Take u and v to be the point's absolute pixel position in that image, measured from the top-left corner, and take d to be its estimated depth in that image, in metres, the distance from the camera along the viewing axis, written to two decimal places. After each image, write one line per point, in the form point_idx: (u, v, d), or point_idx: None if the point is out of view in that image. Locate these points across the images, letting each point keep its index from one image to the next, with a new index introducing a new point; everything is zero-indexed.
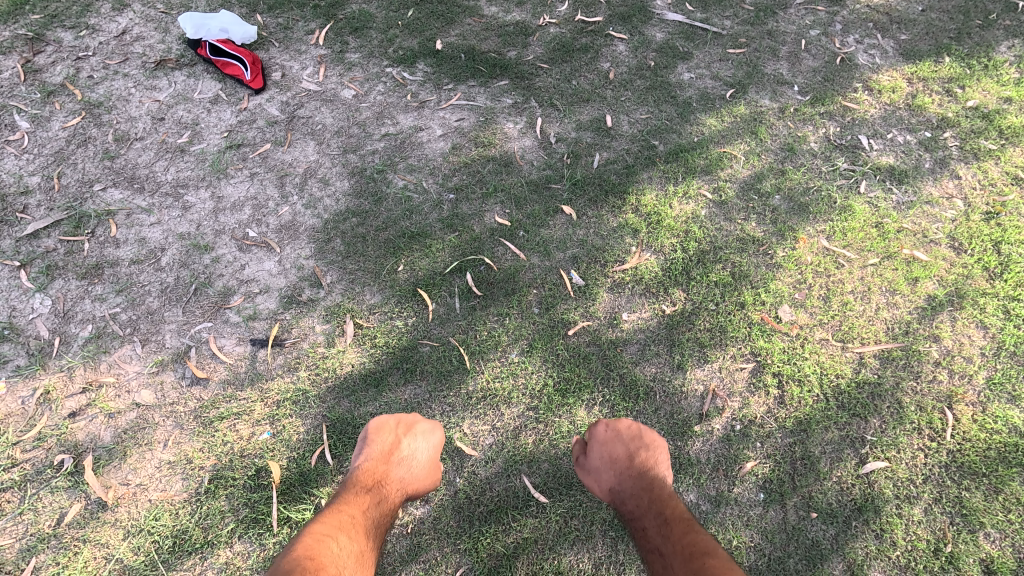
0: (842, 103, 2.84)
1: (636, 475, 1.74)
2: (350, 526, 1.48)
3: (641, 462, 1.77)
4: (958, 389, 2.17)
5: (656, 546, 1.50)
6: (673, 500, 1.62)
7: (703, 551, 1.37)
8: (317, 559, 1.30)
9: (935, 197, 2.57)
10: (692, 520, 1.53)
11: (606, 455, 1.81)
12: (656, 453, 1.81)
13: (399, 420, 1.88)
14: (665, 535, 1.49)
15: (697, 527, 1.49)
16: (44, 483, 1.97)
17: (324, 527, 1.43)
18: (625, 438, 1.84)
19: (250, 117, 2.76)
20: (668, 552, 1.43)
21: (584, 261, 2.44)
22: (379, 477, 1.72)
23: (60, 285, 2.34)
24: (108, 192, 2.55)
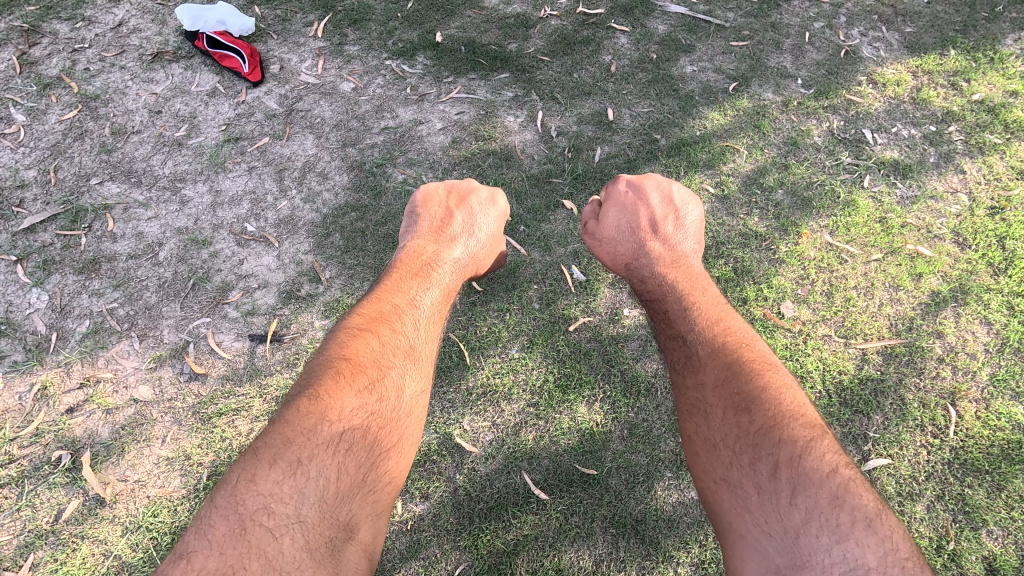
0: (847, 96, 2.77)
1: (655, 249, 1.98)
2: (395, 320, 1.63)
3: (660, 236, 2.01)
4: (961, 386, 2.16)
5: (680, 332, 1.66)
6: (695, 279, 1.86)
7: (735, 347, 1.53)
8: (355, 360, 1.44)
9: (939, 191, 2.53)
10: (718, 305, 1.73)
11: (626, 224, 2.05)
12: (677, 225, 2.04)
13: (451, 194, 2.12)
14: (690, 324, 1.64)
15: (723, 316, 1.67)
16: (42, 480, 2.01)
17: (364, 322, 1.58)
18: (649, 207, 2.06)
19: (248, 110, 2.70)
20: (693, 343, 1.59)
21: (585, 256, 2.43)
22: (433, 256, 1.95)
23: (57, 280, 2.35)
24: (105, 186, 2.53)
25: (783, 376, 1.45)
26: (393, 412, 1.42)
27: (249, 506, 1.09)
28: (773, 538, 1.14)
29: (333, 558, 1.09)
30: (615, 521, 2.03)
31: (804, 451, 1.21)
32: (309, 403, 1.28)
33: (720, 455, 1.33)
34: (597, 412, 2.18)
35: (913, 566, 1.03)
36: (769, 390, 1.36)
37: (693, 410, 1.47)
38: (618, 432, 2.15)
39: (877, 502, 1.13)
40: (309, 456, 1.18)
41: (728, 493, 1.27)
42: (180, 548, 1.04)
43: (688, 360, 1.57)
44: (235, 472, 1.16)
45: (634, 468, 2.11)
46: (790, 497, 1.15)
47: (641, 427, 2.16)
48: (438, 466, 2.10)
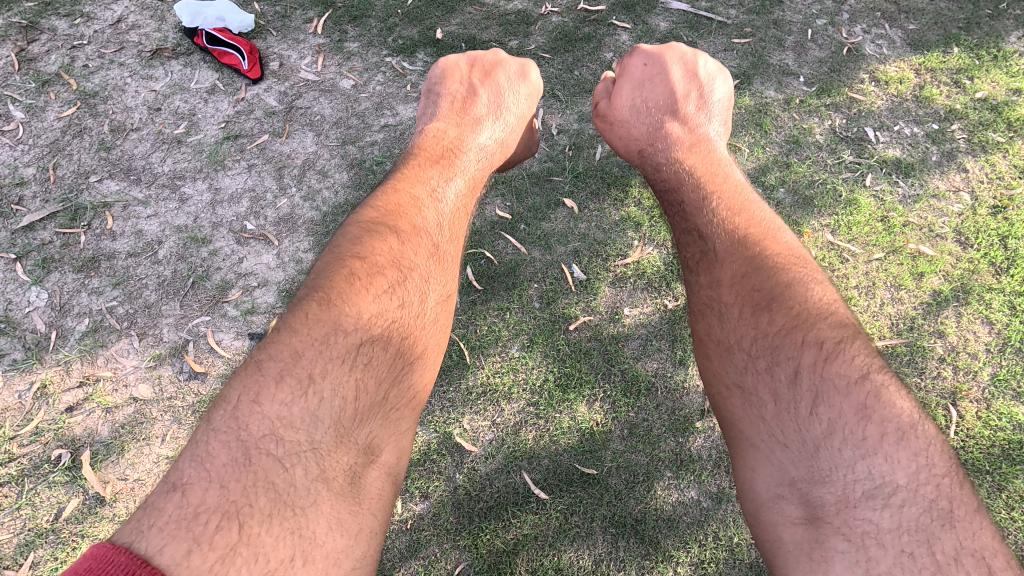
0: (849, 94, 2.73)
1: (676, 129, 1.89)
2: (412, 213, 1.57)
3: (681, 115, 1.92)
4: (963, 386, 2.15)
5: (694, 221, 1.59)
6: (716, 164, 1.77)
7: (756, 241, 1.46)
8: (368, 259, 1.38)
9: (941, 190, 2.51)
10: (739, 194, 1.65)
11: (641, 102, 1.99)
12: (699, 104, 1.95)
13: (474, 70, 2.13)
14: (707, 213, 1.58)
15: (744, 206, 1.60)
16: (42, 478, 2.03)
17: (380, 218, 1.52)
18: (671, 85, 1.98)
19: (247, 107, 2.68)
20: (710, 236, 1.52)
21: (585, 254, 2.42)
22: (457, 140, 1.92)
23: (57, 278, 2.35)
24: (104, 184, 2.52)
25: (809, 274, 1.41)
26: (414, 318, 1.37)
27: (254, 430, 1.03)
28: (790, 450, 1.12)
29: (352, 484, 1.06)
30: (615, 521, 2.02)
31: (831, 358, 1.18)
32: (319, 310, 1.23)
33: (734, 359, 1.30)
34: (597, 411, 2.17)
35: (947, 484, 1.03)
36: (791, 288, 1.33)
37: (705, 310, 1.42)
38: (618, 432, 2.15)
39: (911, 410, 1.12)
40: (323, 369, 1.13)
41: (740, 399, 1.25)
42: (174, 477, 0.98)
43: (702, 253, 1.51)
44: (237, 389, 1.09)
45: (634, 468, 2.10)
46: (813, 407, 1.14)
47: (641, 426, 2.16)
48: (438, 466, 2.09)
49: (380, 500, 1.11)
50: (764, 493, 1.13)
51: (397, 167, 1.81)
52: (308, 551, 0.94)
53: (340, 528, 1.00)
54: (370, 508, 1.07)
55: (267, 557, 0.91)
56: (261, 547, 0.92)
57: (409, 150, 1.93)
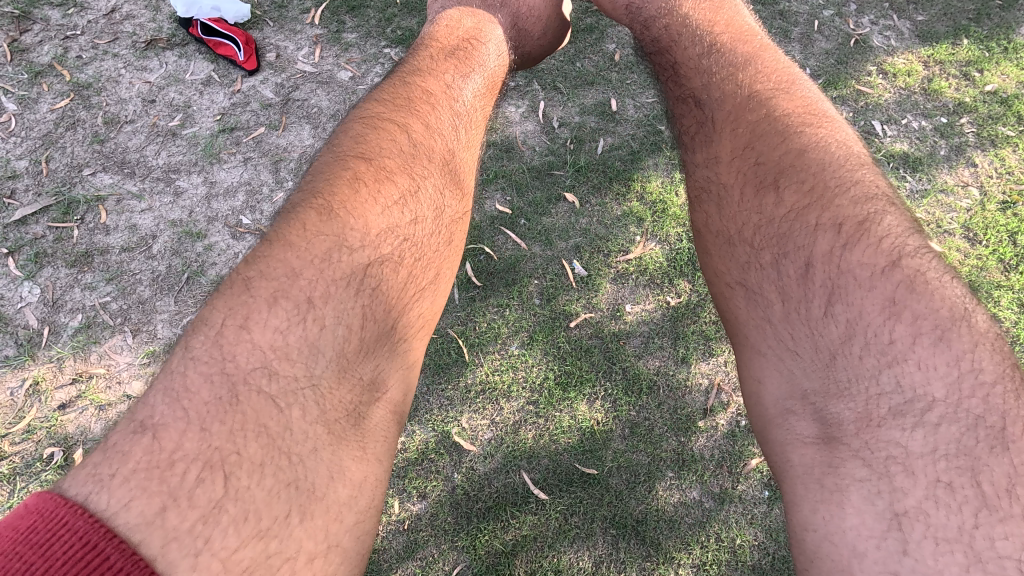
0: (856, 87, 2.65)
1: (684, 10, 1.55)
2: (429, 111, 1.26)
3: None
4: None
5: (691, 87, 1.31)
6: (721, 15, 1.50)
7: (772, 97, 1.18)
8: (376, 159, 1.09)
9: (950, 185, 2.45)
10: (744, 44, 1.36)
11: None
12: None
13: None
14: (706, 74, 1.30)
15: (752, 57, 1.32)
16: (34, 477, 1.98)
17: (390, 108, 1.23)
18: None
19: (243, 99, 2.64)
20: (710, 105, 1.23)
21: (587, 250, 2.38)
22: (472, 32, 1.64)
23: (49, 273, 2.31)
24: (98, 177, 2.48)
25: (835, 135, 1.12)
26: (428, 238, 1.07)
27: (241, 363, 0.78)
28: (803, 360, 0.89)
29: (357, 428, 0.82)
30: (616, 522, 1.98)
31: (850, 242, 0.91)
32: (321, 222, 0.94)
33: (736, 252, 1.04)
34: (598, 410, 2.13)
35: (1000, 392, 0.79)
36: (810, 154, 1.05)
37: (704, 194, 1.15)
38: (619, 431, 2.11)
39: (957, 297, 0.87)
40: (318, 289, 0.86)
41: (744, 300, 1.00)
42: (143, 415, 0.74)
43: (700, 122, 1.23)
44: (219, 311, 0.84)
45: (635, 468, 2.06)
46: (827, 307, 0.89)
47: (642, 425, 2.12)
48: (436, 465, 2.05)
49: (387, 444, 0.86)
50: (772, 409, 0.91)
51: (407, 58, 1.53)
52: (306, 507, 0.73)
53: (343, 477, 0.78)
54: (377, 450, 0.84)
55: (259, 515, 0.70)
56: (252, 504, 0.70)
57: (417, 40, 1.64)
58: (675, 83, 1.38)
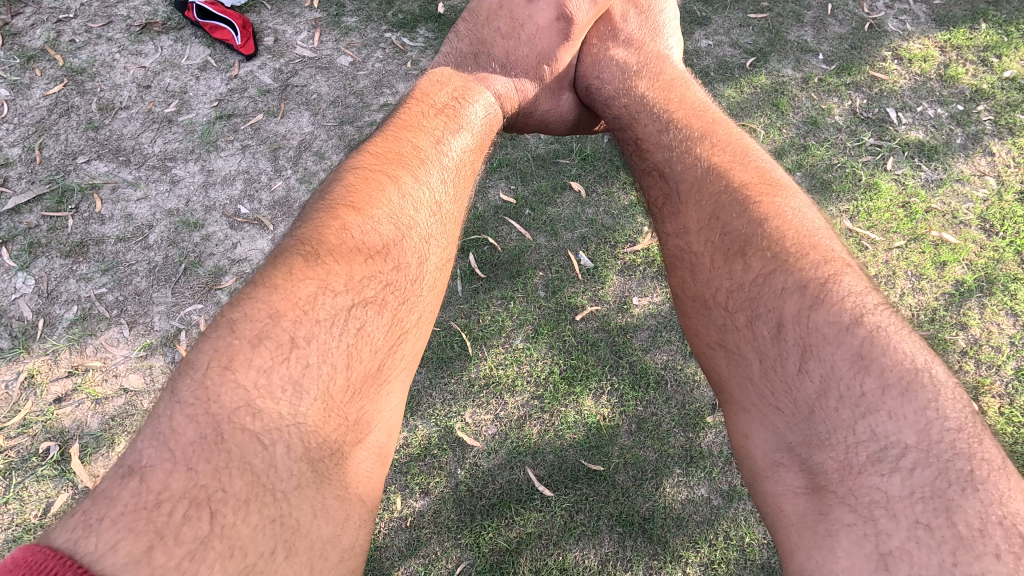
0: (870, 73, 2.58)
1: (643, 87, 1.67)
2: (416, 163, 1.31)
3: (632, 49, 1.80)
4: (985, 380, 2.05)
5: (656, 164, 1.44)
6: (670, 93, 1.64)
7: (729, 169, 1.30)
8: (365, 207, 1.14)
9: (966, 174, 2.38)
10: (695, 120, 1.50)
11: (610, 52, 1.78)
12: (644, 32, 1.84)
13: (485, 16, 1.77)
14: (665, 150, 1.44)
15: (707, 130, 1.45)
16: (30, 472, 1.93)
17: (378, 161, 1.28)
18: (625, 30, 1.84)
19: (241, 85, 2.58)
20: (677, 181, 1.35)
21: (593, 241, 2.33)
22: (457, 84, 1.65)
23: (44, 264, 2.26)
24: (92, 165, 2.42)
25: (786, 202, 1.22)
26: (411, 284, 1.12)
27: (225, 404, 0.79)
28: (784, 414, 0.95)
29: (340, 466, 0.84)
30: (623, 519, 1.92)
31: (817, 302, 0.99)
32: (307, 267, 0.98)
33: (713, 315, 1.13)
34: (604, 405, 2.08)
35: (964, 438, 0.85)
36: (769, 221, 1.15)
37: (678, 262, 1.26)
38: (626, 427, 2.05)
39: (919, 349, 0.95)
40: (307, 332, 0.90)
41: (725, 360, 1.08)
42: (130, 460, 0.74)
43: (667, 197, 1.36)
44: (204, 352, 0.85)
45: (642, 464, 2.01)
46: (802, 363, 0.96)
47: (650, 421, 2.06)
48: (438, 461, 2.00)
49: (372, 484, 0.89)
50: (762, 462, 0.96)
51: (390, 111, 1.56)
52: (291, 542, 0.74)
53: (326, 516, 0.79)
54: (360, 492, 0.86)
55: (244, 551, 0.70)
56: (237, 540, 0.70)
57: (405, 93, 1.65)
58: (640, 157, 1.52)
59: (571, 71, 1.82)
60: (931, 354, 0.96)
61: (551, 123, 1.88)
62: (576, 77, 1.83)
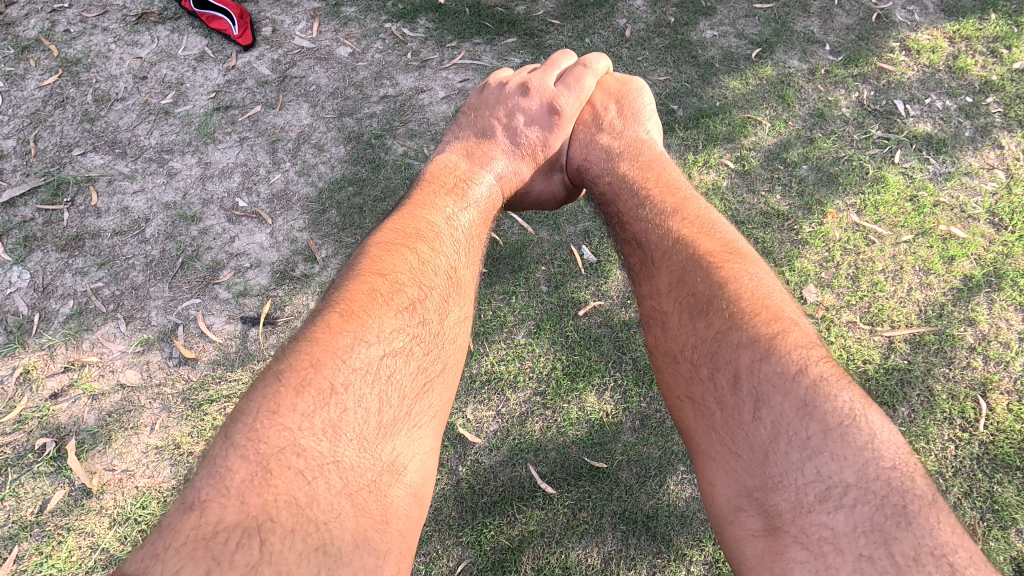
0: (877, 64, 2.54)
1: (623, 168, 1.68)
2: (435, 231, 1.41)
3: (613, 129, 1.79)
4: (993, 376, 2.04)
5: (634, 232, 1.50)
6: (649, 168, 1.67)
7: (697, 237, 1.37)
8: (385, 267, 1.24)
9: (975, 167, 2.34)
10: (670, 193, 1.56)
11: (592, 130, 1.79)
12: (625, 107, 1.82)
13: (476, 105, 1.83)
14: (642, 219, 1.50)
15: (679, 202, 1.52)
16: (26, 468, 1.93)
17: (399, 230, 1.38)
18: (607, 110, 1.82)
19: (238, 76, 2.54)
20: (651, 248, 1.42)
21: (596, 235, 2.29)
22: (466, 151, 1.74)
23: (39, 258, 2.23)
24: (88, 157, 2.39)
25: (746, 267, 1.28)
26: (434, 336, 1.20)
27: (272, 444, 0.89)
28: (745, 460, 0.98)
29: (377, 503, 0.91)
30: (626, 517, 1.89)
31: (767, 354, 1.05)
32: (341, 324, 1.08)
33: (680, 367, 1.18)
34: (607, 402, 2.05)
35: (896, 474, 0.90)
36: (730, 285, 1.21)
37: (652, 320, 1.31)
38: (630, 423, 2.02)
39: (863, 403, 1.00)
40: (342, 383, 1.00)
41: (692, 409, 1.11)
42: (191, 498, 0.83)
43: (643, 262, 1.42)
44: (254, 403, 0.95)
45: (646, 461, 1.97)
46: (756, 411, 1.00)
47: (654, 418, 2.03)
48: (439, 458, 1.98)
49: (409, 522, 0.94)
50: (725, 506, 0.97)
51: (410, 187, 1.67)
52: (336, 569, 0.79)
53: (367, 546, 0.84)
54: (398, 527, 0.91)
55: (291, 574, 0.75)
56: (284, 563, 0.76)
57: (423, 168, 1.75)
58: (622, 228, 1.57)
59: (560, 157, 1.81)
60: (869, 402, 1.02)
61: (545, 202, 1.89)
62: (565, 161, 1.83)
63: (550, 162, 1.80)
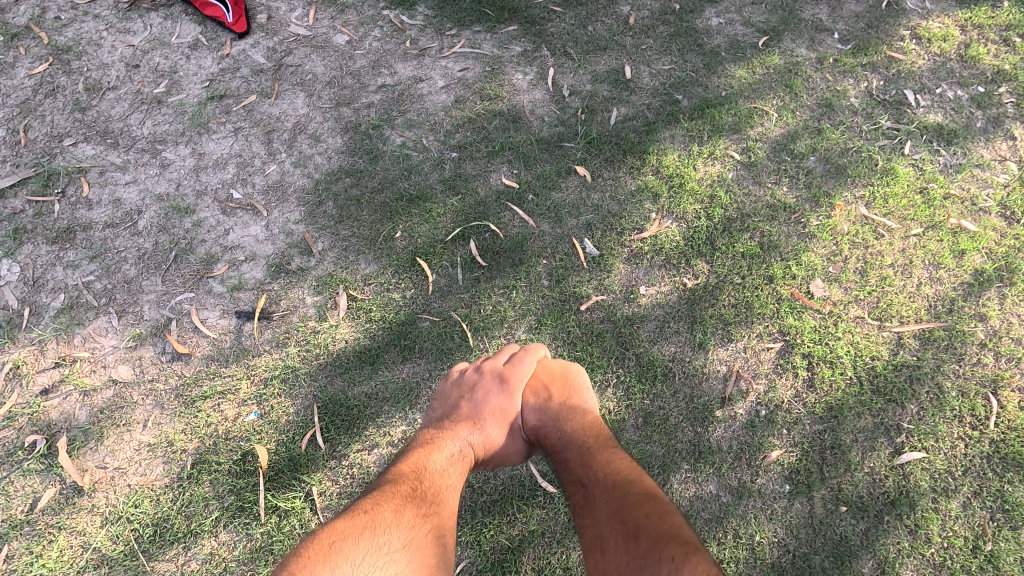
0: (887, 53, 2.48)
1: (567, 426, 1.59)
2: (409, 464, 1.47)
3: (560, 393, 1.68)
4: (1005, 373, 2.02)
5: (577, 475, 1.49)
6: (594, 427, 1.60)
7: (629, 481, 1.40)
8: (372, 502, 1.32)
9: (987, 159, 2.29)
10: (610, 442, 1.55)
11: (540, 392, 1.69)
12: (572, 384, 1.72)
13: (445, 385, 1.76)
14: (584, 463, 1.49)
15: (618, 453, 1.51)
16: (16, 466, 1.91)
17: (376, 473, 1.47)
18: (553, 376, 1.74)
19: (233, 64, 2.49)
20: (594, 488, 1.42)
21: (599, 228, 2.22)
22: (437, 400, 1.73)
23: (29, 250, 2.18)
24: (79, 147, 2.34)
25: (673, 513, 1.30)
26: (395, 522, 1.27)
27: None
28: None
29: None
30: None
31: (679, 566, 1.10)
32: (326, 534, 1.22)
33: None
34: (610, 399, 2.01)
35: None
36: (652, 520, 1.25)
37: (594, 545, 1.32)
38: (632, 421, 1.99)
39: None
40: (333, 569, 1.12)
41: None
42: None
43: (585, 499, 1.42)
44: None
45: (649, 460, 1.95)
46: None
47: (657, 415, 2.00)
48: None
49: None
50: None
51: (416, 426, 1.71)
52: None
53: None
54: None
55: None
56: None
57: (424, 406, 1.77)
58: (568, 468, 1.53)
59: (517, 419, 1.68)
60: None
61: (509, 463, 1.70)
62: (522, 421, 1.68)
63: (507, 425, 1.65)
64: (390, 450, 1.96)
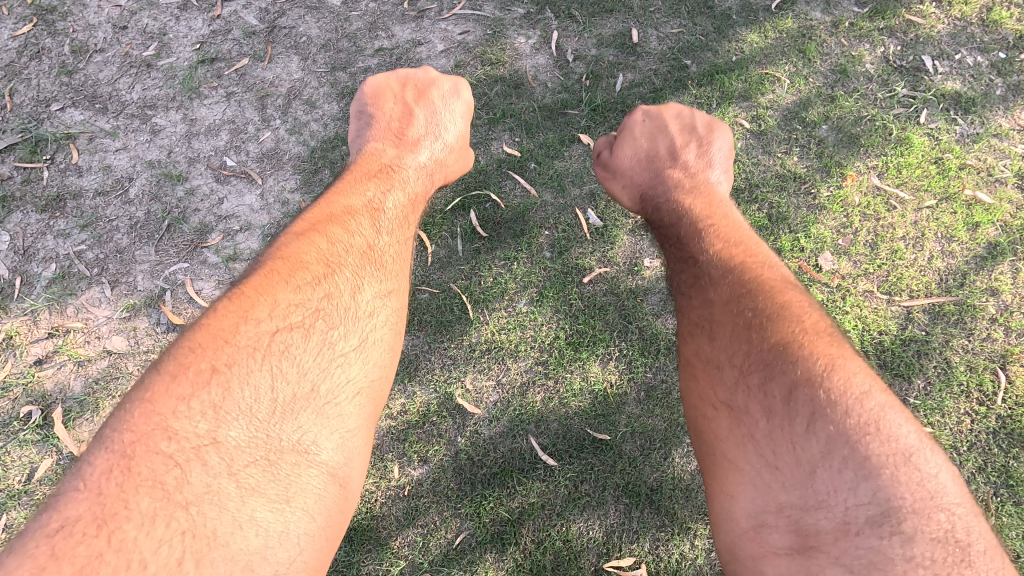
0: (906, 16, 2.36)
1: (689, 202, 1.70)
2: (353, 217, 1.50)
3: (682, 164, 1.81)
4: (1014, 349, 1.98)
5: (691, 254, 1.54)
6: (720, 205, 1.70)
7: (756, 265, 1.44)
8: (326, 258, 1.34)
9: (1005, 129, 2.22)
10: (740, 227, 1.61)
11: (664, 151, 1.83)
12: (701, 152, 1.83)
13: (407, 91, 1.87)
14: (704, 245, 1.53)
15: (746, 239, 1.56)
16: (11, 437, 1.90)
17: (318, 219, 1.46)
18: (670, 131, 1.86)
19: (224, 26, 2.37)
20: (706, 263, 1.48)
21: (603, 198, 2.15)
22: (392, 159, 1.75)
23: (19, 219, 2.13)
24: (67, 112, 2.27)
25: (806, 300, 1.34)
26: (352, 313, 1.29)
27: (142, 427, 0.98)
28: (779, 473, 1.06)
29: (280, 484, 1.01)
30: (629, 490, 1.88)
31: (829, 370, 1.12)
32: (265, 311, 1.16)
33: (723, 376, 1.24)
34: (612, 372, 1.97)
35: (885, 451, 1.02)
36: (780, 298, 1.30)
37: (697, 330, 1.38)
38: (635, 394, 1.95)
39: (849, 365, 1.14)
40: (272, 371, 1.11)
41: (727, 420, 1.18)
42: (83, 472, 0.94)
43: (698, 281, 1.46)
44: (148, 377, 1.05)
45: (651, 434, 1.92)
46: (809, 423, 1.07)
47: (659, 389, 1.96)
48: (438, 429, 1.93)
49: (321, 499, 1.06)
50: (744, 521, 1.08)
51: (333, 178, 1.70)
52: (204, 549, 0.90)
53: (262, 530, 0.96)
54: (301, 502, 1.02)
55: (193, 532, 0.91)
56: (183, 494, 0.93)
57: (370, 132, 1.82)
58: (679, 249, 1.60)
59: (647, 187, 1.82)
60: (880, 386, 1.13)
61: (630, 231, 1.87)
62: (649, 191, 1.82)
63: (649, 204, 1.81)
64: (389, 422, 1.93)
